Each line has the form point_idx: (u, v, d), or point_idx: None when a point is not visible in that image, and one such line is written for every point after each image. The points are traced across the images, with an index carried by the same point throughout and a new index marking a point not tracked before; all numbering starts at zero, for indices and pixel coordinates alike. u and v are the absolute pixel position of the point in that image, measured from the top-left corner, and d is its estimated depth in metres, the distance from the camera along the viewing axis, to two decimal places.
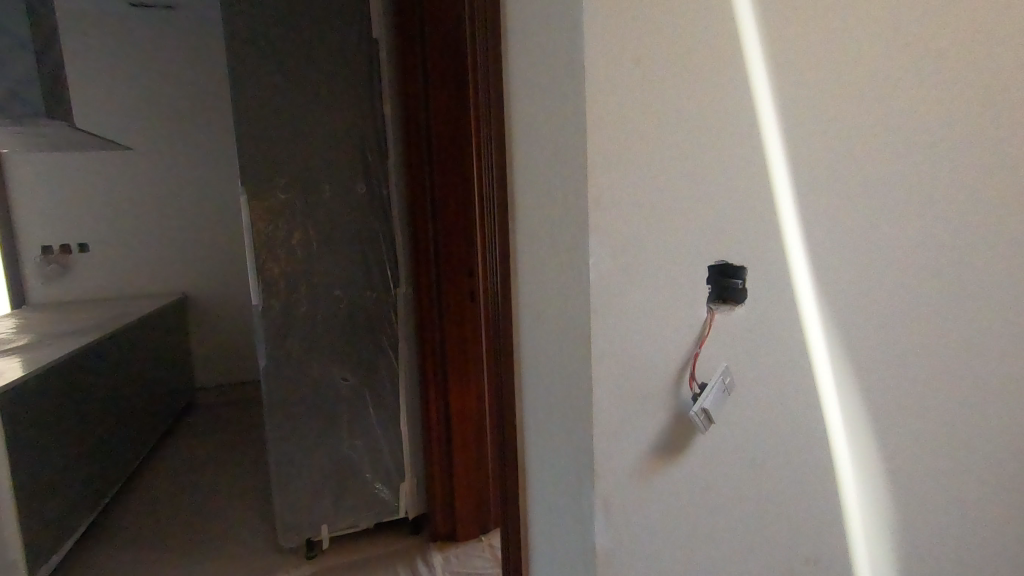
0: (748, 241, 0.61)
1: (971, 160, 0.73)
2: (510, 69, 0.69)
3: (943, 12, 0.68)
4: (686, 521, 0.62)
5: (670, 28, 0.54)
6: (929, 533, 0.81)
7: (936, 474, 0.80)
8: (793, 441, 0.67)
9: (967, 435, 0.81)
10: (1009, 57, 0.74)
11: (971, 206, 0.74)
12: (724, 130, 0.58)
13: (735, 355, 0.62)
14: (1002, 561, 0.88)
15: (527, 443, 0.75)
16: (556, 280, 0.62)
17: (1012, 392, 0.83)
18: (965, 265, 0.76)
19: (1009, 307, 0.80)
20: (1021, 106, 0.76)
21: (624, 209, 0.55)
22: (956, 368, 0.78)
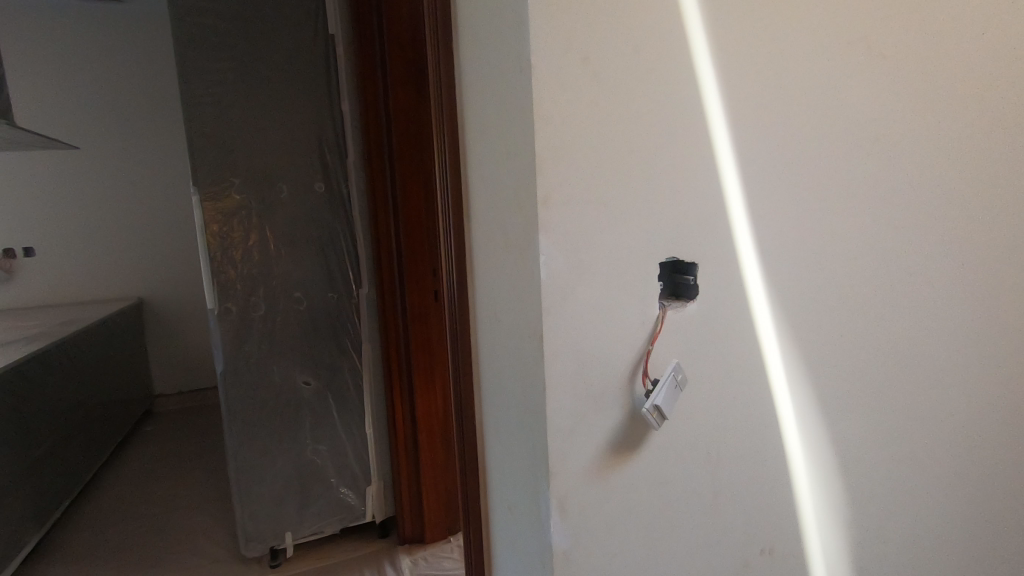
0: (699, 237, 0.61)
1: (914, 155, 0.75)
2: (462, 67, 0.68)
3: (886, 12, 0.70)
4: (643, 518, 0.63)
5: (618, 27, 0.53)
6: (882, 521, 0.83)
7: (886, 463, 0.82)
8: (747, 434, 0.68)
9: (914, 424, 0.83)
10: (949, 55, 0.76)
11: (914, 201, 0.77)
12: (674, 127, 0.58)
13: (688, 351, 0.62)
14: (948, 544, 0.91)
15: (486, 444, 0.74)
16: (509, 281, 0.61)
17: (954, 381, 0.86)
18: (909, 257, 0.78)
19: (951, 298, 0.83)
20: (960, 104, 0.78)
21: (575, 208, 0.55)
22: (903, 358, 0.80)
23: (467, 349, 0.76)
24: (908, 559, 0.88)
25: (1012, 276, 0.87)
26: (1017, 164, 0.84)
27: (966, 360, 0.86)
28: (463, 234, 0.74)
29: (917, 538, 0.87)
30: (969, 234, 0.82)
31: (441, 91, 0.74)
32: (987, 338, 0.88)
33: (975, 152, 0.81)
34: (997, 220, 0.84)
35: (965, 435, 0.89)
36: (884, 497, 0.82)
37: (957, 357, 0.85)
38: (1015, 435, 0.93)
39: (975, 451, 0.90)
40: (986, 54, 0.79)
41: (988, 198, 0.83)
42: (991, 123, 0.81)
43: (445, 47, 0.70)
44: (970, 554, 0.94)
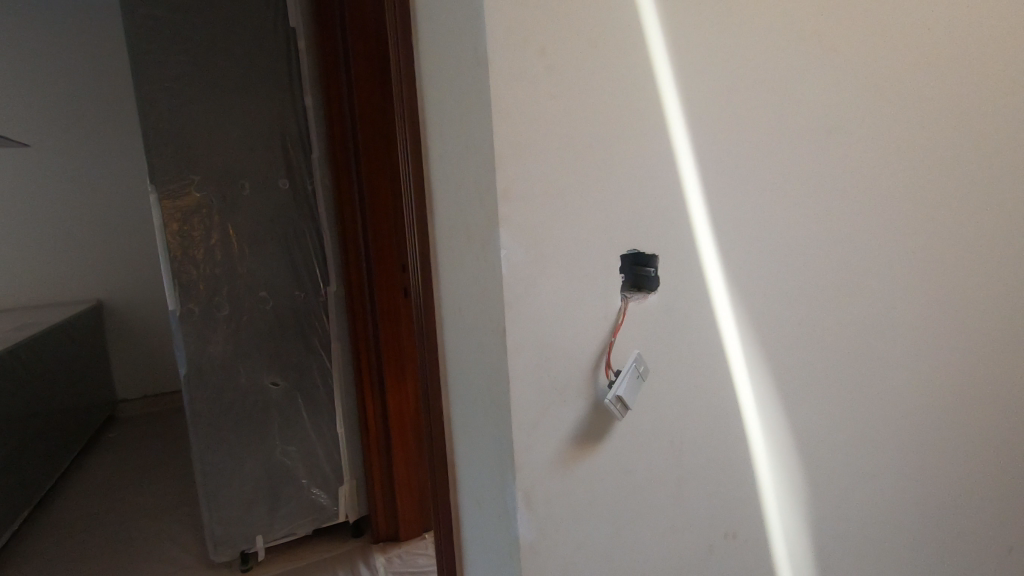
0: (658, 228, 0.62)
1: (865, 145, 0.78)
2: (421, 59, 0.68)
3: (837, 7, 0.72)
4: (609, 507, 0.64)
5: (573, 20, 0.54)
6: (842, 501, 0.86)
7: (844, 446, 0.85)
8: (709, 421, 0.70)
9: (869, 408, 0.86)
10: (898, 50, 0.78)
11: (865, 191, 0.79)
12: (631, 121, 0.58)
13: (649, 343, 0.63)
14: (903, 522, 0.94)
15: (454, 440, 0.74)
16: (472, 276, 0.61)
17: (908, 365, 0.89)
18: (863, 245, 0.80)
19: (902, 285, 0.86)
20: (908, 97, 0.81)
21: (534, 201, 0.55)
22: (859, 342, 0.83)
23: (433, 345, 0.76)
24: (866, 538, 0.90)
25: (962, 262, 0.90)
26: (964, 153, 0.87)
27: (918, 344, 0.89)
28: (427, 229, 0.73)
29: (877, 516, 0.91)
30: (919, 222, 0.85)
31: (399, 87, 0.73)
32: (940, 321, 0.91)
33: (924, 142, 0.83)
34: (946, 208, 0.87)
35: (918, 417, 0.92)
36: (843, 478, 0.85)
37: (911, 340, 0.88)
38: (968, 415, 0.97)
39: (931, 432, 0.94)
40: (932, 48, 0.81)
41: (937, 187, 0.86)
42: (938, 115, 0.84)
43: (403, 38, 0.69)
44: (928, 531, 0.97)
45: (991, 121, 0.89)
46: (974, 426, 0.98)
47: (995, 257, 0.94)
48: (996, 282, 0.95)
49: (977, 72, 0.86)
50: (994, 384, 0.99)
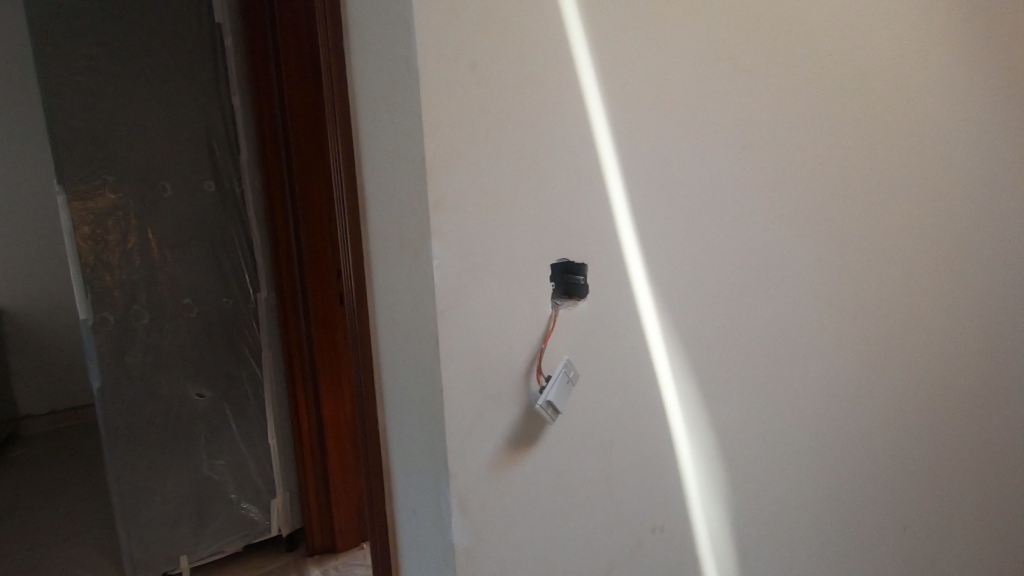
0: (587, 237, 0.65)
1: (784, 165, 0.82)
2: (353, 66, 0.67)
3: (759, 28, 0.76)
4: (541, 508, 0.65)
5: (503, 36, 0.55)
6: (769, 496, 0.91)
7: (768, 444, 0.89)
8: (637, 421, 0.73)
9: (791, 407, 0.90)
10: (813, 71, 0.83)
11: (785, 202, 0.83)
12: (559, 135, 0.61)
13: (579, 348, 0.66)
14: (824, 514, 0.99)
15: (391, 449, 0.73)
16: (407, 283, 0.61)
17: (826, 365, 0.94)
18: (783, 253, 0.85)
19: (820, 289, 0.91)
20: (823, 114, 0.86)
21: (466, 212, 0.56)
22: (782, 346, 0.88)
23: (368, 354, 0.75)
24: (790, 531, 0.95)
25: (872, 269, 0.97)
26: (871, 170, 0.94)
27: (836, 344, 0.95)
28: (360, 237, 0.72)
29: (801, 510, 0.96)
30: (835, 233, 0.91)
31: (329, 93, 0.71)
32: (857, 325, 0.97)
33: (837, 156, 0.89)
34: (857, 220, 0.94)
35: (838, 413, 0.97)
36: (768, 474, 0.90)
37: (831, 343, 0.94)
38: (882, 412, 1.04)
39: (849, 429, 1.00)
40: (843, 70, 0.87)
41: (848, 198, 0.92)
42: (849, 132, 0.90)
43: (333, 42, 0.68)
44: (846, 522, 1.03)
45: (896, 141, 0.96)
46: (886, 421, 1.06)
47: (902, 264, 1.01)
48: (902, 287, 1.02)
49: (883, 93, 0.93)
50: (903, 383, 1.07)
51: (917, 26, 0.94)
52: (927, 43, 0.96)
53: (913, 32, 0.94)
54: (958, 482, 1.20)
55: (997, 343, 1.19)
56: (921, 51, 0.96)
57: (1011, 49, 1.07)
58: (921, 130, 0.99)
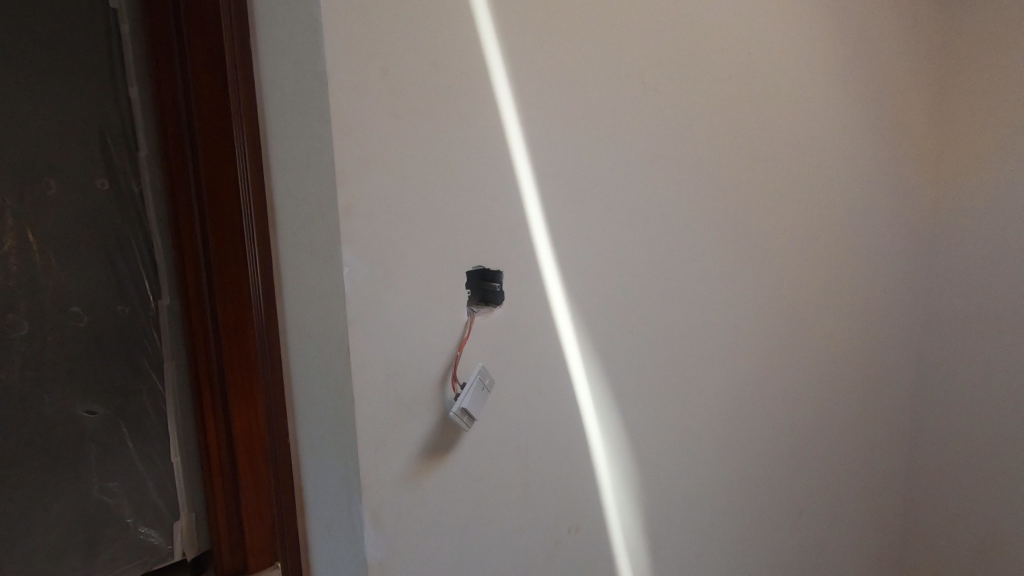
0: (502, 245, 0.66)
1: (695, 180, 0.86)
2: (261, 60, 0.62)
3: (669, 47, 0.79)
4: (457, 515, 0.65)
5: (415, 45, 0.55)
6: (679, 492, 0.95)
7: (678, 443, 0.93)
8: (553, 424, 0.75)
9: (700, 407, 0.95)
10: (721, 89, 0.87)
11: (695, 213, 0.87)
12: (474, 144, 0.61)
13: (494, 355, 0.66)
14: (729, 508, 1.05)
15: (303, 464, 0.70)
16: (317, 295, 0.58)
17: (731, 367, 0.99)
18: (693, 261, 0.89)
19: (727, 295, 0.96)
20: (731, 131, 0.90)
21: (379, 219, 0.55)
22: (692, 350, 0.92)
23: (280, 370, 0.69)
24: (699, 525, 1.00)
25: (774, 276, 1.04)
26: (774, 184, 1.00)
27: (740, 348, 1.00)
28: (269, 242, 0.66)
29: (709, 505, 1.01)
30: (742, 245, 0.96)
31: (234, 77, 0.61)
32: (761, 328, 1.03)
33: (744, 170, 0.94)
34: (762, 232, 1.00)
35: (742, 412, 1.04)
36: (680, 472, 0.94)
37: (737, 346, 1.00)
38: (780, 408, 1.12)
39: (752, 426, 1.07)
40: (750, 89, 0.92)
41: (754, 210, 0.97)
42: (755, 147, 0.95)
43: (237, 24, 0.61)
44: (749, 514, 1.10)
45: (798, 158, 1.04)
46: (784, 418, 1.14)
47: (800, 271, 1.10)
48: (798, 293, 1.10)
49: (784, 112, 0.99)
50: (800, 380, 1.15)
51: (817, 53, 1.02)
52: (826, 69, 1.05)
53: (814, 58, 1.02)
54: (842, 469, 1.32)
55: (875, 340, 1.33)
56: (822, 76, 1.04)
57: (889, 79, 1.18)
58: (818, 149, 1.08)
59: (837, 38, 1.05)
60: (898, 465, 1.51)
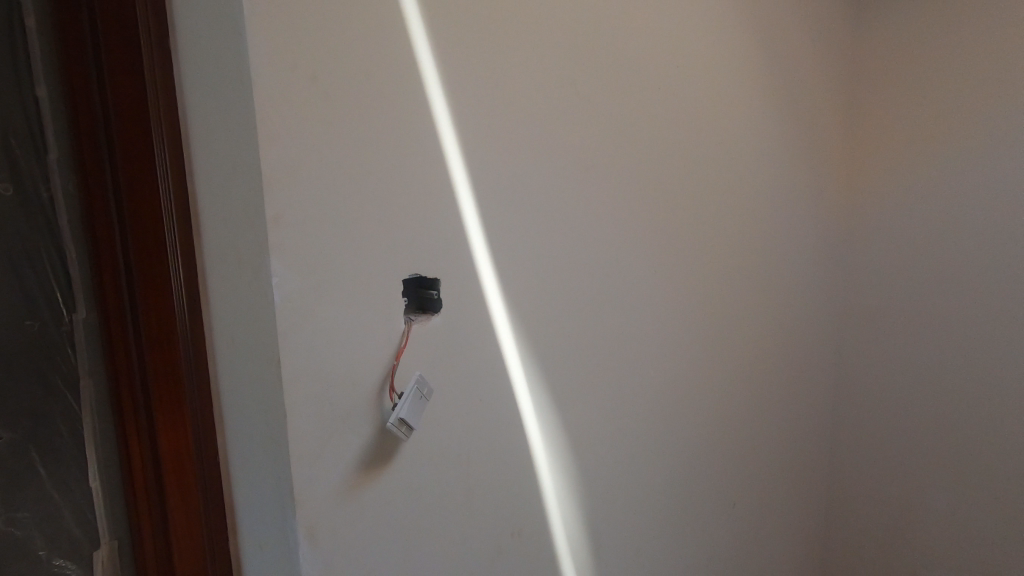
0: (439, 253, 0.66)
1: (631, 189, 0.90)
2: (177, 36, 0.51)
3: (599, 56, 0.82)
4: (397, 526, 0.65)
5: (344, 52, 0.55)
6: (619, 489, 0.97)
7: (618, 442, 0.96)
8: (495, 430, 0.75)
9: (637, 406, 0.98)
10: (650, 98, 0.91)
11: (628, 217, 0.90)
12: (407, 150, 0.61)
13: (431, 364, 0.66)
14: (668, 503, 1.09)
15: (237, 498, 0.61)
16: (234, 306, 0.55)
17: (666, 366, 1.03)
18: (628, 264, 0.92)
19: (661, 297, 0.99)
20: (660, 138, 0.94)
21: (308, 227, 0.54)
22: (630, 352, 0.95)
23: (214, 394, 0.58)
24: (639, 521, 1.03)
25: (704, 278, 1.09)
26: (702, 190, 1.05)
27: (675, 347, 1.04)
28: (197, 241, 0.54)
29: (649, 500, 1.04)
30: (677, 251, 1.01)
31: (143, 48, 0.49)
32: (694, 328, 1.08)
33: (674, 177, 0.98)
34: (695, 238, 1.05)
35: (677, 408, 1.08)
36: (621, 471, 0.97)
37: (671, 345, 1.03)
38: (713, 404, 1.17)
39: (687, 422, 1.11)
40: (677, 100, 0.96)
41: (684, 214, 1.02)
42: (683, 155, 0.99)
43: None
44: (686, 506, 1.14)
45: (737, 169, 1.13)
46: (716, 412, 1.19)
47: (735, 276, 1.17)
48: (727, 293, 1.16)
49: (709, 122, 1.04)
50: (732, 378, 1.22)
51: (744, 76, 1.12)
52: (754, 91, 1.16)
53: (745, 81, 1.13)
54: (769, 457, 1.41)
55: (808, 332, 1.50)
56: (753, 96, 1.16)
57: (794, 94, 1.30)
58: (750, 162, 1.17)
59: (767, 67, 1.19)
60: (814, 447, 1.64)
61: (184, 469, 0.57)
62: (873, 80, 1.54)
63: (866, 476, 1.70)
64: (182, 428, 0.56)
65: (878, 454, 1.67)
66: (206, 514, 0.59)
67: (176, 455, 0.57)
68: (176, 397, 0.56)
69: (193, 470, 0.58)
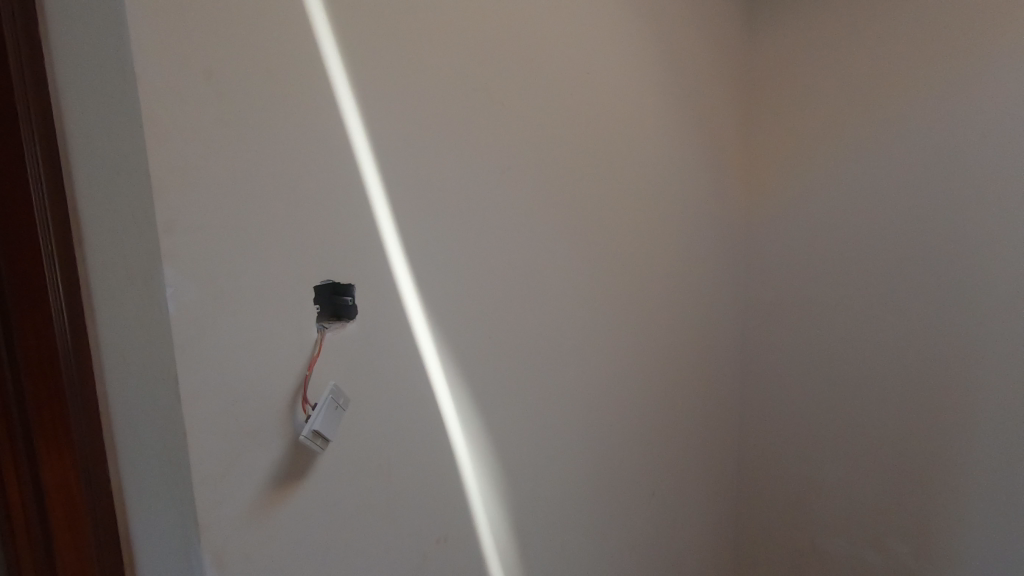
0: (353, 257, 0.64)
1: (541, 190, 0.91)
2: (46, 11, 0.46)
3: (505, 58, 0.83)
4: (314, 542, 0.62)
5: (242, 47, 0.52)
6: (541, 486, 0.99)
7: (539, 440, 0.97)
8: (415, 436, 0.74)
9: (556, 403, 1.00)
10: (556, 101, 0.93)
11: (541, 217, 0.92)
12: (316, 151, 0.59)
13: (347, 373, 0.64)
14: (588, 496, 1.11)
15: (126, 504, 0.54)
16: (119, 321, 0.50)
17: (582, 361, 1.06)
18: (543, 264, 0.93)
19: (576, 294, 1.02)
20: (568, 139, 0.97)
21: (208, 232, 0.51)
22: (548, 351, 0.97)
23: (107, 432, 0.52)
24: (562, 516, 1.04)
25: (615, 274, 1.12)
26: (611, 190, 1.09)
27: (589, 344, 1.07)
28: (82, 263, 0.49)
29: (569, 495, 1.06)
30: (589, 250, 1.04)
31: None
32: (607, 325, 1.12)
33: (584, 178, 1.01)
34: (606, 237, 1.09)
35: (594, 404, 1.10)
36: (542, 468, 0.99)
37: (587, 342, 1.06)
38: (628, 397, 1.21)
39: (604, 416, 1.14)
40: (582, 103, 1.00)
41: (595, 214, 1.05)
42: (591, 157, 1.03)
43: None
44: (606, 499, 1.17)
45: (627, 166, 1.13)
46: (631, 405, 1.23)
47: (636, 274, 1.19)
48: (637, 290, 1.20)
49: (612, 124, 1.08)
50: (645, 371, 1.26)
51: (646, 81, 1.17)
52: (647, 92, 1.18)
53: (639, 82, 1.15)
54: (684, 444, 1.47)
55: (716, 323, 1.57)
56: (638, 93, 1.15)
57: (692, 96, 1.36)
58: (644, 160, 1.19)
59: (653, 64, 1.19)
60: (725, 437, 1.70)
61: (74, 515, 0.52)
62: (760, 80, 1.58)
63: (769, 474, 1.73)
64: (68, 471, 0.51)
65: (777, 453, 1.70)
66: (102, 565, 0.53)
67: (65, 499, 0.51)
68: (58, 437, 0.50)
69: (84, 515, 0.52)
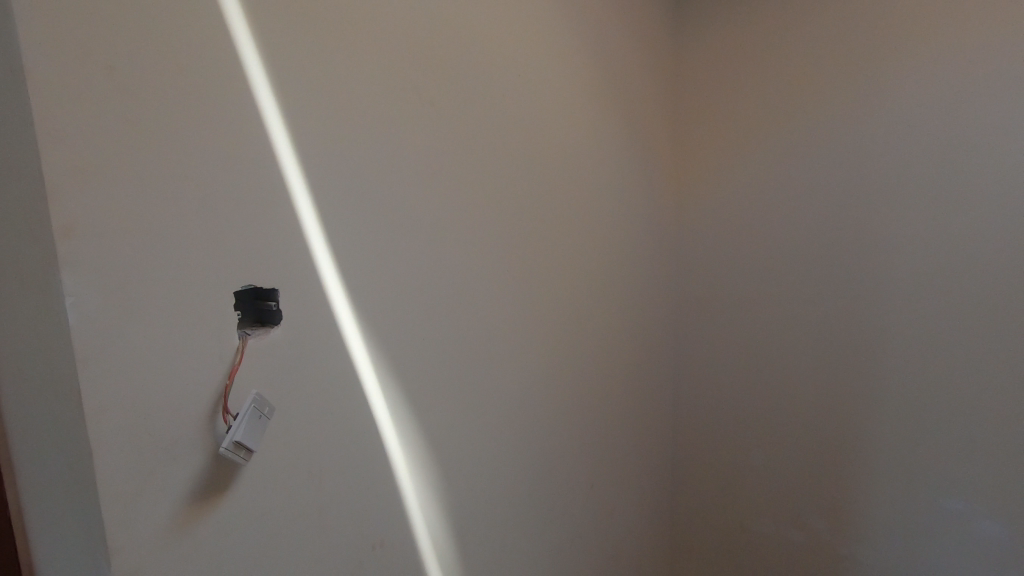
0: (278, 261, 0.62)
1: (471, 191, 0.92)
2: None
3: (434, 61, 0.84)
4: (236, 557, 0.60)
5: (152, 42, 0.50)
6: (476, 485, 0.99)
7: (473, 439, 0.97)
8: (347, 441, 0.73)
9: (490, 402, 1.01)
10: (485, 104, 0.95)
11: (471, 218, 0.93)
12: (235, 151, 0.57)
13: (271, 380, 0.62)
14: (523, 493, 1.12)
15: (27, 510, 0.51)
16: (18, 329, 0.47)
17: (515, 359, 1.07)
18: (474, 264, 0.94)
19: (507, 295, 1.03)
20: (497, 142, 0.98)
21: (112, 236, 0.48)
22: (481, 350, 0.98)
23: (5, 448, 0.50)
24: (498, 513, 1.05)
25: (545, 274, 1.15)
26: (541, 191, 1.11)
27: (521, 342, 1.09)
28: None
29: (504, 492, 1.07)
30: (519, 250, 1.06)
31: None
32: (539, 323, 1.14)
33: (514, 179, 1.03)
34: (536, 237, 1.11)
35: (527, 402, 1.12)
36: (477, 467, 0.99)
37: (519, 341, 1.08)
38: (561, 394, 1.24)
39: (537, 413, 1.16)
40: (512, 106, 1.02)
41: (525, 215, 1.07)
42: (520, 159, 1.05)
43: None
44: (541, 494, 1.19)
45: (557, 167, 1.16)
46: (563, 401, 1.25)
47: (566, 273, 1.22)
48: (568, 288, 1.24)
49: (543, 127, 1.11)
50: (576, 369, 1.29)
51: (576, 87, 1.22)
52: (577, 97, 1.22)
53: (569, 87, 1.19)
54: (616, 437, 1.51)
55: (647, 318, 1.63)
56: (567, 95, 1.19)
57: (622, 100, 1.40)
58: (573, 162, 1.22)
59: (583, 70, 1.24)
60: (658, 428, 1.76)
61: None
62: (686, 85, 1.66)
63: (698, 462, 1.81)
64: None
65: (705, 442, 1.78)
66: None
67: None
68: None
69: None
